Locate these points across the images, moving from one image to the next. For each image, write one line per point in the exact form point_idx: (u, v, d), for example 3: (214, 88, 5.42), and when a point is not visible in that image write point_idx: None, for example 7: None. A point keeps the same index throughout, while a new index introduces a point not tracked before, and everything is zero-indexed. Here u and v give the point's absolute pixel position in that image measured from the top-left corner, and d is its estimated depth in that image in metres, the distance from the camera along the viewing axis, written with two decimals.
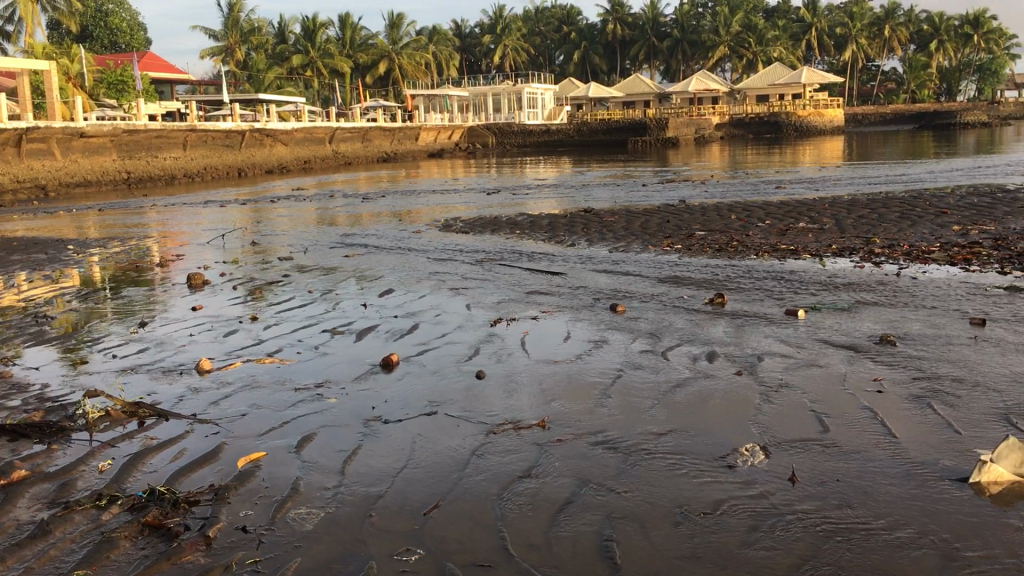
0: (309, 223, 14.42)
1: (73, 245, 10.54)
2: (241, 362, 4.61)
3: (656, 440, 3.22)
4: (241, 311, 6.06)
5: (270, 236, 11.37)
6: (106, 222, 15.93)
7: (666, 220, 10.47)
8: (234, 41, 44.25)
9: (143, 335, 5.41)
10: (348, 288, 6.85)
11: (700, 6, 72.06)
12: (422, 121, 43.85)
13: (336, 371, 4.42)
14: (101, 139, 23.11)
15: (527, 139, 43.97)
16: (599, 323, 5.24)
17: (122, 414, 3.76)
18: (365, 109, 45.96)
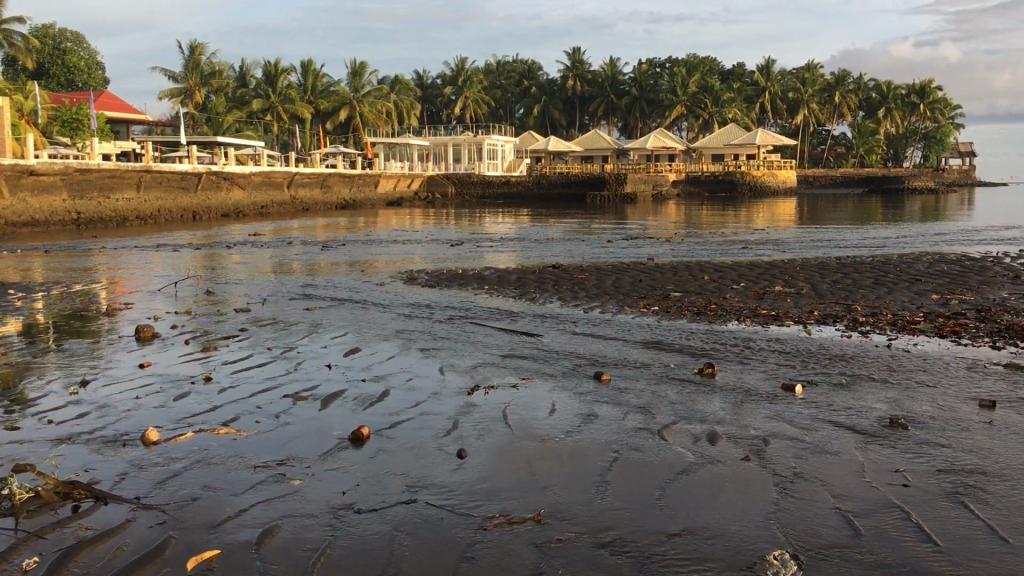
0: (265, 271, 13.85)
1: (14, 289, 9.92)
2: (192, 432, 4.14)
3: (668, 542, 2.86)
4: (194, 370, 5.56)
5: (227, 285, 10.82)
6: (50, 264, 15.19)
7: (638, 279, 10.18)
8: (193, 84, 43.75)
9: (82, 397, 4.89)
10: (310, 346, 6.38)
11: (658, 67, 73.32)
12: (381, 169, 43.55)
13: (299, 444, 3.97)
14: (51, 178, 21.88)
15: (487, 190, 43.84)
16: (583, 393, 4.86)
17: (54, 495, 3.28)
18: (324, 156, 45.59)
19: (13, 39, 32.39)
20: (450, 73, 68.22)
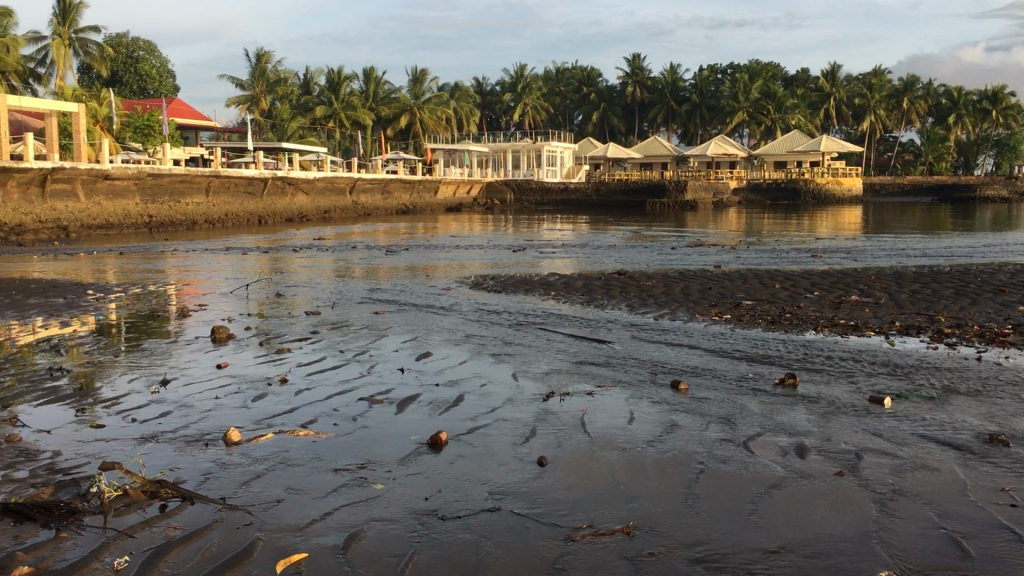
0: (331, 275, 13.96)
1: (92, 289, 10.15)
2: (272, 433, 4.14)
3: (765, 561, 2.75)
4: (270, 371, 5.58)
5: (297, 288, 10.90)
6: (123, 266, 15.53)
7: (708, 287, 10.04)
8: (259, 91, 44.59)
9: (162, 396, 4.92)
10: (382, 349, 6.37)
11: (720, 73, 72.62)
12: (442, 175, 43.79)
13: (378, 448, 3.95)
14: (125, 182, 23.12)
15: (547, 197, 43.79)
16: (662, 402, 4.76)
17: (142, 494, 3.29)
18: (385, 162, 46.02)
19: (89, 46, 33.32)
20: (510, 80, 68.39)
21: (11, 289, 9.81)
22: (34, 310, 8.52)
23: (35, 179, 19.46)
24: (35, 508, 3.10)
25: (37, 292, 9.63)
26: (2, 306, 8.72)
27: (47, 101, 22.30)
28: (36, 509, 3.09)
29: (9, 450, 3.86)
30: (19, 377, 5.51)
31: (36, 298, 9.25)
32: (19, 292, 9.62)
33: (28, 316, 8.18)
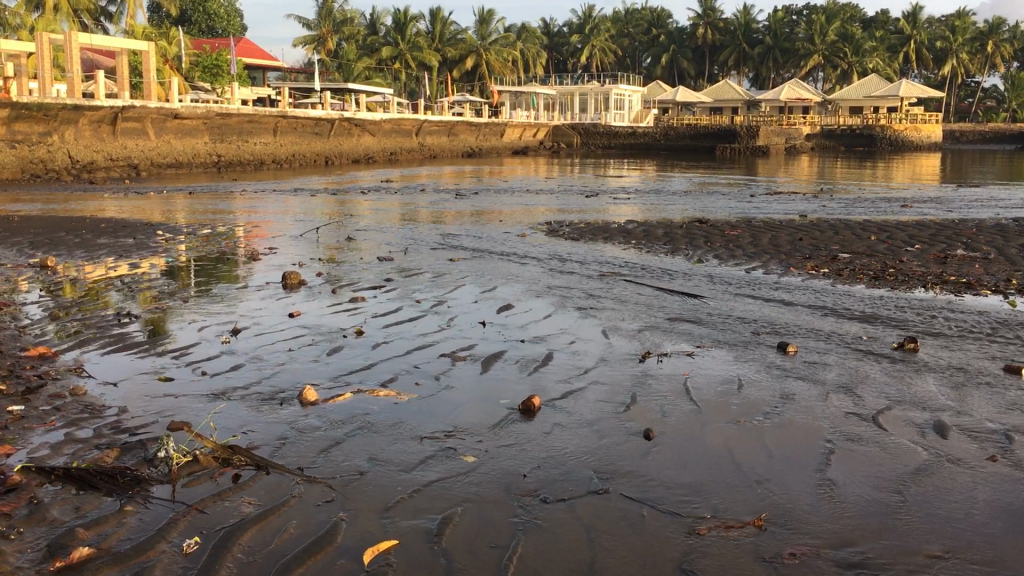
0: (398, 219, 13.65)
1: (163, 229, 10.01)
2: (351, 393, 3.82)
3: (930, 568, 2.35)
4: (345, 322, 5.28)
5: (370, 233, 10.57)
6: (192, 206, 15.42)
7: (798, 238, 9.47)
8: (325, 31, 44.31)
9: (233, 347, 4.66)
10: (460, 300, 6.02)
11: (796, 15, 70.07)
12: (508, 117, 43.12)
13: (466, 412, 3.60)
14: (194, 121, 23.24)
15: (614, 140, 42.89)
16: (771, 367, 4.33)
17: (213, 461, 3.01)
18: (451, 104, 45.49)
19: None
20: (578, 19, 66.83)
21: (81, 229, 9.66)
22: (104, 251, 8.36)
23: (106, 115, 20.16)
24: (98, 476, 2.83)
25: (108, 232, 9.51)
26: (73, 245, 8.59)
27: (117, 39, 22.24)
28: (99, 478, 2.83)
29: (73, 406, 3.63)
30: (86, 322, 5.29)
31: (107, 239, 9.08)
32: (90, 232, 9.47)
33: (97, 257, 7.99)
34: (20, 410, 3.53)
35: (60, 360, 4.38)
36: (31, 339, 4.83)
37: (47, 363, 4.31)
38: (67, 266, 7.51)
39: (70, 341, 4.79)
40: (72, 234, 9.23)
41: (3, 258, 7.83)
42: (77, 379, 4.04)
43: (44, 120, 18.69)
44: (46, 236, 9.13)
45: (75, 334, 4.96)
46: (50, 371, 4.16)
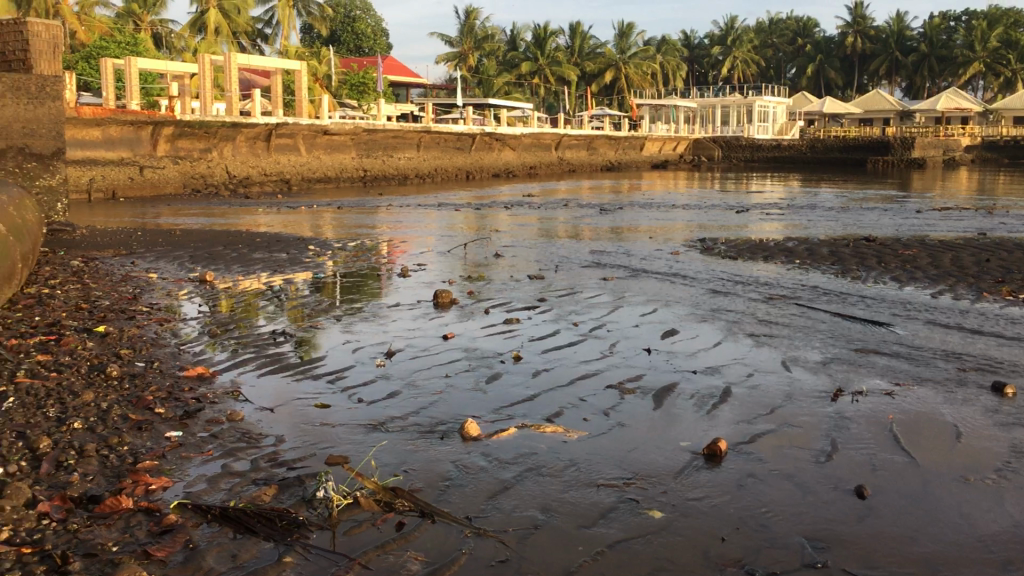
0: (541, 234, 13.43)
1: (314, 244, 10.06)
2: (515, 428, 3.52)
3: None
4: (504, 345, 5.02)
5: (518, 249, 10.33)
6: (338, 221, 15.68)
7: (983, 258, 8.64)
8: (467, 47, 44.98)
9: (390, 372, 4.44)
10: (621, 324, 5.65)
11: (956, 20, 66.44)
12: (648, 131, 42.54)
13: (645, 456, 3.24)
14: (342, 137, 23.94)
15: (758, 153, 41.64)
16: (992, 413, 3.76)
17: (376, 504, 2.77)
18: (590, 118, 45.28)
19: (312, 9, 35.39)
20: (721, 30, 65.52)
21: (237, 243, 9.82)
22: (258, 266, 8.40)
23: (261, 132, 21.54)
24: (255, 518, 2.64)
25: (262, 247, 9.62)
26: (229, 260, 8.70)
27: (272, 59, 22.95)
28: (257, 520, 2.63)
29: (230, 433, 3.49)
30: (243, 340, 5.19)
31: (262, 254, 9.17)
32: (246, 247, 9.61)
33: (252, 272, 8.03)
34: (178, 437, 3.41)
35: (217, 382, 4.26)
36: (189, 357, 4.76)
37: (205, 385, 4.20)
38: (223, 280, 7.55)
39: (226, 361, 4.69)
40: (229, 249, 9.38)
41: (165, 271, 7.93)
42: (235, 403, 3.91)
43: (205, 138, 20.14)
44: (205, 249, 9.31)
45: (233, 353, 4.87)
46: (208, 393, 4.05)
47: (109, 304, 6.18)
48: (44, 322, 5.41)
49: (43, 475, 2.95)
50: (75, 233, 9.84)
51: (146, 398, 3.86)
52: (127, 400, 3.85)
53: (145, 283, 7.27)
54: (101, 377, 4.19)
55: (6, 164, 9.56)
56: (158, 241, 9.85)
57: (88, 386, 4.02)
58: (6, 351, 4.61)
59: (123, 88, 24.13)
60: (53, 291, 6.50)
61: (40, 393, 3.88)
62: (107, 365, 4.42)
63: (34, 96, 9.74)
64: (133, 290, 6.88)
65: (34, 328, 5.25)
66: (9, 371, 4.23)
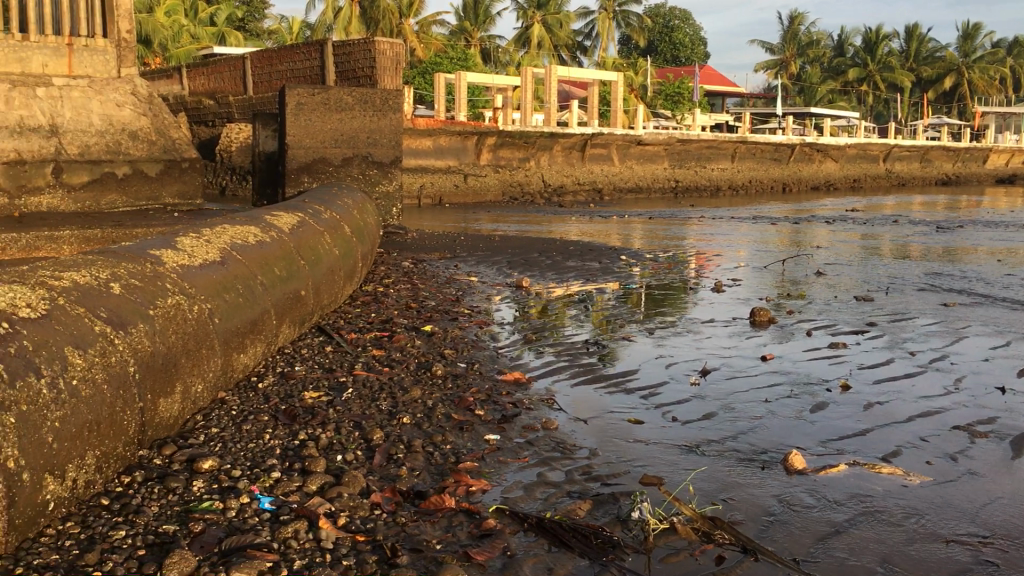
0: (867, 251, 12.59)
1: (626, 254, 10.09)
2: (845, 466, 3.21)
3: None
4: (830, 372, 4.66)
5: (841, 267, 9.69)
6: (650, 232, 15.71)
7: None
8: (789, 56, 43.63)
9: (705, 392, 4.27)
10: (966, 357, 5.06)
11: None
12: (992, 142, 38.75)
13: (1005, 514, 2.82)
14: (656, 147, 25.05)
15: None
16: None
17: (694, 533, 2.63)
18: (923, 127, 42.11)
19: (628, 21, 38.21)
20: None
21: (552, 251, 10.07)
22: (573, 274, 8.53)
23: (578, 142, 23.04)
24: (571, 533, 2.61)
25: (576, 255, 9.78)
26: (545, 267, 8.92)
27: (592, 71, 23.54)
28: (573, 535, 2.59)
29: (546, 441, 3.51)
30: (557, 347, 5.24)
31: (575, 262, 9.32)
32: (560, 255, 9.81)
33: (566, 279, 8.15)
34: (496, 441, 3.48)
35: (533, 388, 4.31)
36: (507, 360, 4.88)
37: (521, 390, 4.27)
38: (538, 286, 7.73)
39: (542, 367, 4.75)
40: (545, 256, 9.64)
41: (486, 275, 8.28)
42: (550, 411, 3.93)
43: (524, 147, 21.74)
44: (522, 256, 9.63)
45: (548, 360, 4.92)
46: (524, 399, 4.11)
47: (435, 304, 6.52)
48: (379, 318, 5.81)
49: (375, 465, 3.12)
50: (408, 236, 10.59)
51: (467, 398, 3.99)
52: (450, 399, 4.00)
53: (466, 286, 7.61)
54: (427, 375, 4.40)
55: (353, 171, 10.51)
56: (480, 246, 10.34)
57: (416, 383, 4.23)
58: (347, 344, 4.99)
59: (453, 101, 25.79)
60: (387, 290, 7.00)
61: (374, 386, 4.14)
62: (433, 364, 4.64)
63: (378, 108, 10.64)
64: (456, 292, 7.23)
65: (370, 323, 5.65)
66: (348, 364, 4.56)
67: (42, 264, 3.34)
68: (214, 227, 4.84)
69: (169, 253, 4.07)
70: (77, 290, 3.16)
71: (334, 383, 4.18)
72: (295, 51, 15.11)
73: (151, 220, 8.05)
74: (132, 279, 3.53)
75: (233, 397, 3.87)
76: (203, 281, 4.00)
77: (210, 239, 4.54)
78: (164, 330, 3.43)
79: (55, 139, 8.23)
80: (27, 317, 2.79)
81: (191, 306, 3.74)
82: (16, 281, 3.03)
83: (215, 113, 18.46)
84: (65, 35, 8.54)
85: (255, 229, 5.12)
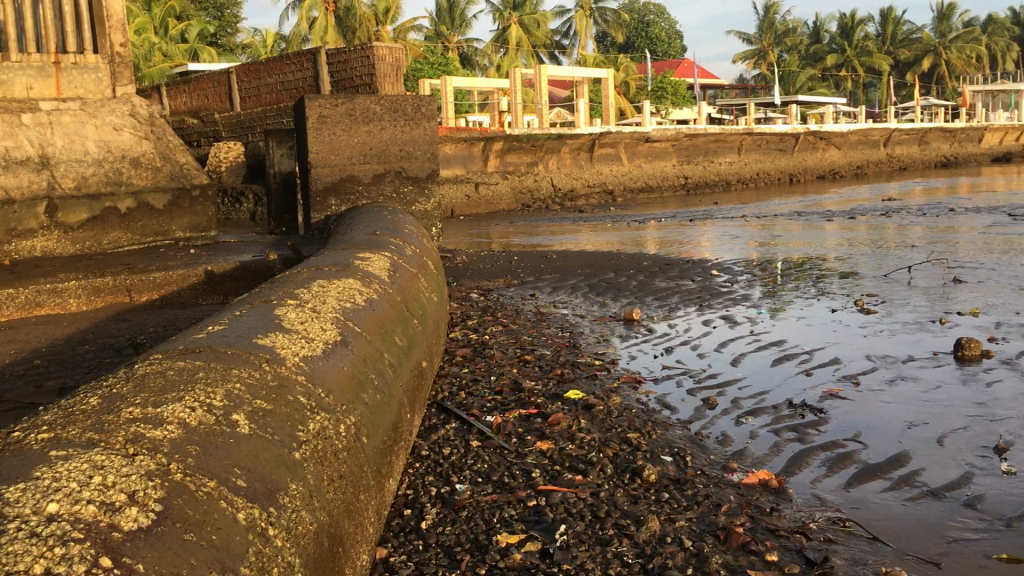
0: (941, 241, 11.29)
1: (716, 268, 8.78)
2: None
3: None
4: None
5: (975, 267, 8.20)
6: (675, 236, 14.44)
7: None
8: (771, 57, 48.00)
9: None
10: None
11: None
12: (981, 123, 40.26)
13: None
14: (663, 143, 24.32)
15: None
16: None
17: None
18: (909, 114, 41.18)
19: (607, 18, 42.35)
20: None
21: (629, 270, 8.75)
22: (676, 296, 7.22)
23: (584, 143, 21.97)
24: None
25: (663, 274, 8.47)
26: (636, 289, 7.62)
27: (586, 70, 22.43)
28: None
29: None
30: (765, 418, 3.92)
31: (665, 281, 8.01)
32: (640, 273, 8.53)
33: (673, 306, 6.83)
34: None
35: (799, 497, 3.02)
36: (719, 447, 3.56)
37: (787, 503, 2.98)
38: (651, 317, 6.41)
39: (776, 455, 3.44)
40: (624, 276, 8.35)
41: (579, 306, 6.97)
42: (869, 545, 2.65)
43: (531, 152, 20.45)
44: (597, 277, 8.35)
45: (771, 441, 3.62)
46: (808, 521, 2.82)
47: (554, 356, 5.20)
48: (504, 386, 4.48)
49: None
50: (456, 260, 9.20)
51: (735, 530, 2.71)
52: (710, 533, 2.72)
53: (566, 324, 6.28)
54: (641, 486, 3.09)
55: (386, 190, 8.52)
56: (542, 268, 9.02)
57: (637, 502, 2.95)
58: (495, 434, 3.67)
59: (441, 108, 24.24)
60: (484, 338, 5.68)
61: (587, 515, 2.85)
62: (630, 462, 3.34)
63: (409, 117, 8.58)
64: (564, 334, 5.91)
65: (498, 394, 4.35)
66: (520, 471, 3.26)
67: (121, 396, 2.06)
68: (309, 287, 3.54)
69: (281, 337, 2.78)
70: (191, 443, 1.87)
71: (526, 512, 2.88)
72: (284, 63, 13.65)
73: (167, 259, 6.62)
74: (257, 399, 2.24)
75: (399, 554, 2.58)
76: (335, 377, 2.70)
77: (315, 306, 3.24)
78: (319, 485, 2.16)
79: (47, 172, 6.76)
80: (134, 531, 1.48)
81: (336, 426, 2.47)
82: (96, 443, 1.74)
83: (203, 134, 16.93)
84: (50, 51, 7.11)
85: (357, 282, 3.81)
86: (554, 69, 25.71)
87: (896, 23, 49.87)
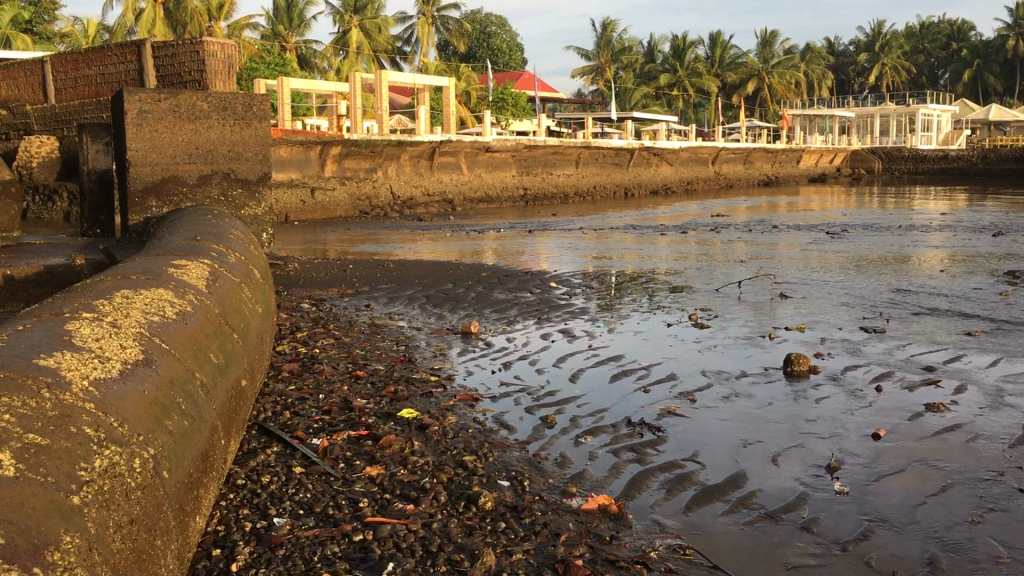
0: (765, 256, 11.75)
1: (553, 280, 8.75)
2: None
3: None
4: (1011, 459, 3.45)
5: (798, 283, 8.51)
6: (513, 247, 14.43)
7: None
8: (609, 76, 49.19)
9: (883, 513, 2.97)
10: None
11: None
12: (799, 145, 42.67)
13: None
14: (504, 154, 24.42)
15: (923, 173, 38.90)
16: None
17: None
18: (734, 134, 43.19)
19: (450, 25, 42.40)
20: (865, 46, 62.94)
21: (468, 281, 8.60)
22: (514, 309, 7.11)
23: (425, 151, 21.65)
24: None
25: (501, 285, 8.37)
26: (475, 301, 7.47)
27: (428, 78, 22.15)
28: None
29: None
30: (604, 438, 3.82)
31: (504, 293, 7.90)
32: (479, 284, 8.39)
33: (511, 319, 6.71)
34: None
35: (639, 524, 2.91)
36: (558, 469, 3.42)
37: (627, 530, 2.86)
38: (489, 330, 6.26)
39: (615, 478, 3.33)
40: (463, 287, 8.19)
41: (415, 318, 6.74)
42: None
43: (370, 158, 20.06)
44: (435, 288, 8.15)
45: (610, 463, 3.51)
46: (648, 549, 2.71)
47: (388, 371, 4.95)
48: (332, 404, 4.20)
49: None
50: (288, 268, 8.78)
51: (574, 563, 2.56)
52: (548, 567, 2.56)
53: (401, 337, 6.03)
54: (477, 516, 2.90)
55: (213, 193, 8.02)
56: (379, 277, 8.75)
57: (472, 533, 2.76)
58: (320, 459, 3.39)
59: (278, 110, 23.40)
60: (314, 351, 5.36)
61: (418, 550, 2.63)
62: (465, 488, 3.14)
63: (240, 116, 8.11)
64: (399, 347, 5.66)
65: (326, 413, 4.06)
66: (346, 500, 3.00)
67: None
68: (111, 298, 3.16)
69: (69, 356, 2.41)
70: None
71: (351, 548, 2.64)
72: (104, 55, 12.69)
73: None
74: (29, 434, 1.90)
75: None
76: (133, 403, 2.36)
77: (115, 320, 2.87)
78: (102, 535, 1.85)
79: None
80: None
81: (131, 462, 2.15)
82: None
83: (12, 126, 15.61)
84: None
85: (169, 293, 3.45)
86: (395, 75, 25.38)
87: (723, 47, 52.31)
